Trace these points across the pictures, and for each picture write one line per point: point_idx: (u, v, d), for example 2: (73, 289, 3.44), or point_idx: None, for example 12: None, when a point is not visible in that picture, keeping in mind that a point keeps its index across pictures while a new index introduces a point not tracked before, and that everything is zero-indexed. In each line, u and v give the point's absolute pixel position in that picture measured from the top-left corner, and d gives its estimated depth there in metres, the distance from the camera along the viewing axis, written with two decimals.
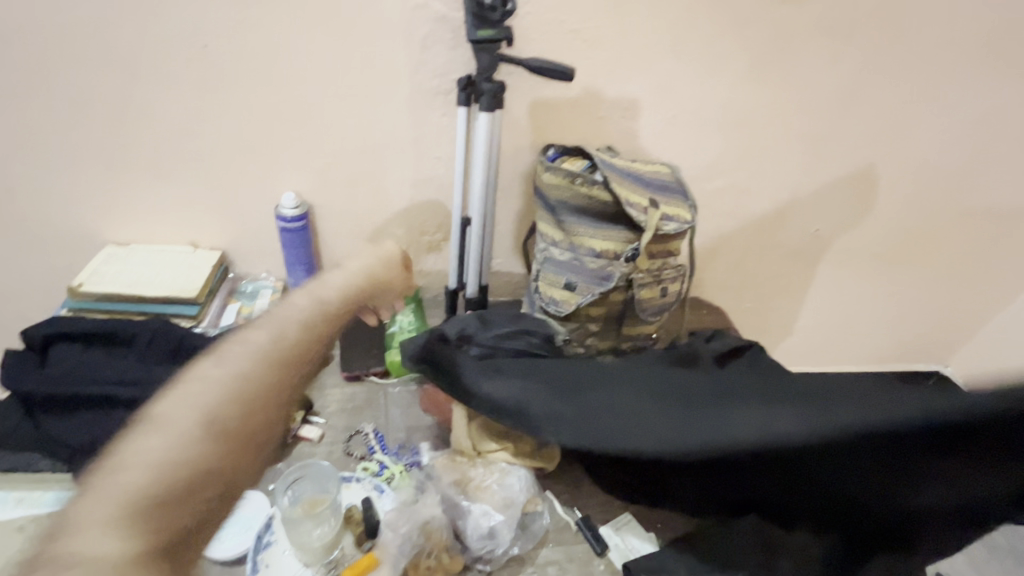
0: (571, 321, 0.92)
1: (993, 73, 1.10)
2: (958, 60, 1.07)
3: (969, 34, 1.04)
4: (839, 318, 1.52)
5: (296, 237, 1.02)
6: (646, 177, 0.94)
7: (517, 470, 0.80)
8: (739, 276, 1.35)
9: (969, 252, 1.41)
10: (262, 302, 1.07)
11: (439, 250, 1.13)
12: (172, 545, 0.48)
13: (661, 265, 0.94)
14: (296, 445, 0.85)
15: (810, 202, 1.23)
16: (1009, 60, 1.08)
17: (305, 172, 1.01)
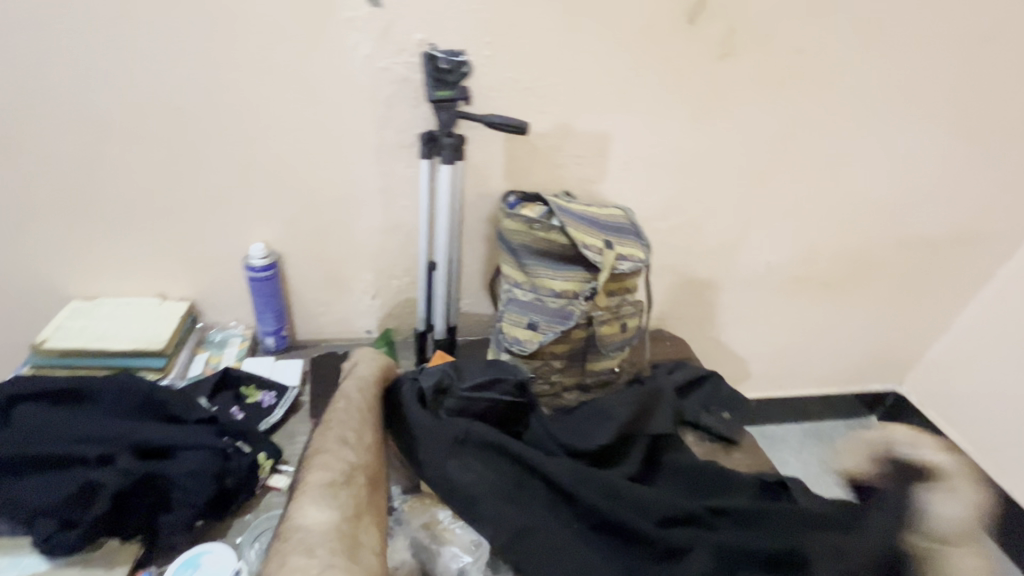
0: (536, 359, 0.97)
1: (910, 118, 1.22)
2: (878, 107, 1.18)
3: (885, 85, 1.16)
4: (796, 344, 1.59)
5: (266, 286, 1.04)
6: (601, 221, 1.01)
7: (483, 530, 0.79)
8: (700, 308, 1.42)
9: (908, 278, 1.51)
10: (231, 351, 1.08)
11: (408, 294, 1.16)
12: (358, 551, 0.66)
13: (620, 302, 1.00)
14: (265, 495, 0.85)
15: (758, 238, 1.32)
16: (921, 105, 1.20)
17: (275, 223, 1.04)
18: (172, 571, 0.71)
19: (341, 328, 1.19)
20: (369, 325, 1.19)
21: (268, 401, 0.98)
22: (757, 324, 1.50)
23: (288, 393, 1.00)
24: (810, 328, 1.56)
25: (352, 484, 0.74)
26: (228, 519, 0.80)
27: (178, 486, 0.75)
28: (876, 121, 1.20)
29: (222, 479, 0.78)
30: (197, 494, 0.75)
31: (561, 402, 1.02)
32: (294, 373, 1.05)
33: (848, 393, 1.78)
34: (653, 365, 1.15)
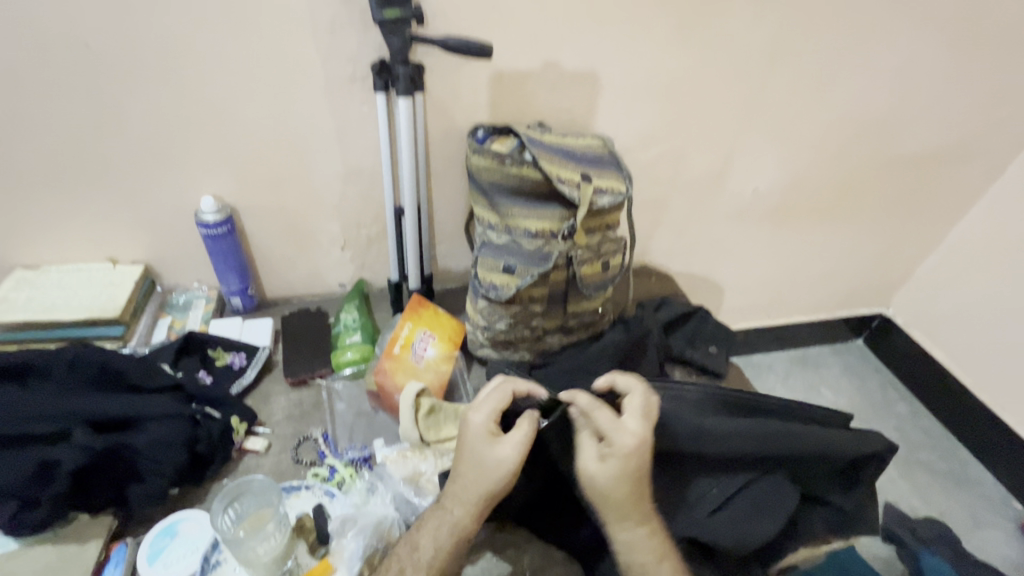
0: (514, 304, 0.92)
1: (909, 22, 1.12)
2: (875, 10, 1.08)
3: None
4: (783, 273, 1.56)
5: (222, 243, 0.97)
6: (578, 153, 0.93)
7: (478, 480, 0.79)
8: (686, 241, 1.37)
9: (899, 199, 1.46)
10: (196, 313, 1.02)
11: (378, 243, 1.10)
12: None
13: (600, 239, 0.95)
14: (242, 458, 0.83)
15: (746, 163, 1.25)
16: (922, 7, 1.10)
17: (224, 174, 0.96)
18: (150, 540, 0.70)
19: (312, 283, 1.13)
20: (341, 278, 1.14)
21: (239, 362, 0.94)
22: (745, 254, 1.46)
23: (259, 353, 0.96)
24: (798, 256, 1.53)
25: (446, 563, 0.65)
26: (205, 484, 0.78)
27: (144, 456, 0.72)
28: (873, 27, 1.11)
29: (192, 446, 0.75)
30: (166, 463, 0.72)
31: (543, 346, 0.99)
32: (264, 332, 1.01)
33: (834, 318, 1.78)
34: (637, 306, 1.12)
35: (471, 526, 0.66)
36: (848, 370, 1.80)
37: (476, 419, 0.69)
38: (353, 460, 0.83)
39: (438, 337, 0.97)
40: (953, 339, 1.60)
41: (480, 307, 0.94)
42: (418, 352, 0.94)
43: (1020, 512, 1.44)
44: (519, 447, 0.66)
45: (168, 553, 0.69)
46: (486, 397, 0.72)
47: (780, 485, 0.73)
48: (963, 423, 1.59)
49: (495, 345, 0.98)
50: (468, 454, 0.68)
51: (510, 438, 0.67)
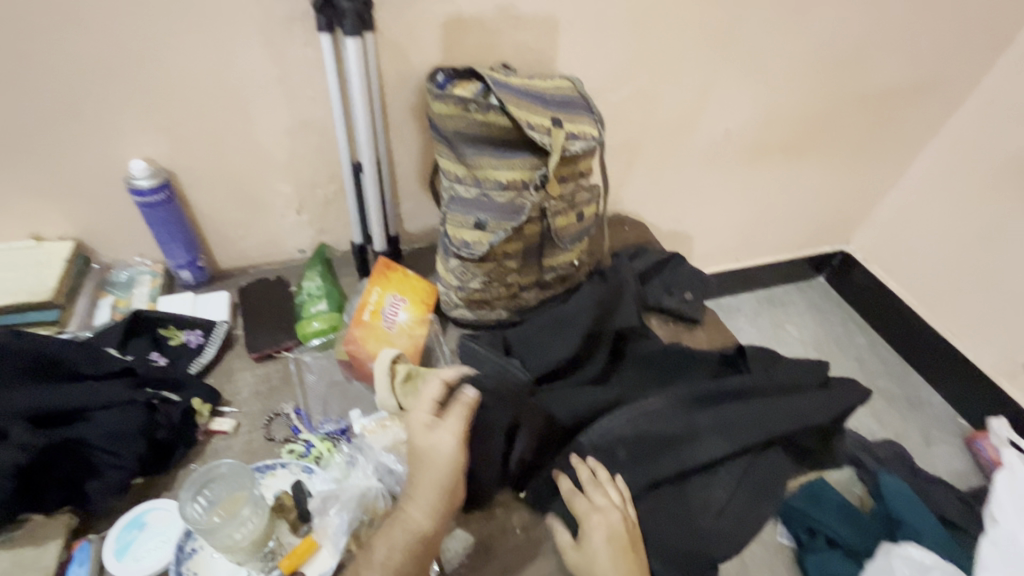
0: (488, 262, 0.88)
1: None
2: None
3: None
4: (753, 215, 1.56)
5: (162, 212, 0.88)
6: (546, 95, 0.87)
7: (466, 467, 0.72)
8: (658, 187, 1.34)
9: (865, 134, 1.46)
10: (141, 291, 0.94)
11: (338, 203, 1.02)
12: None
13: (574, 188, 0.90)
14: (209, 441, 0.78)
15: (718, 102, 1.21)
16: None
17: (154, 133, 0.85)
18: (115, 535, 0.65)
19: (268, 251, 1.05)
20: (301, 243, 1.06)
21: (196, 340, 0.87)
22: (715, 197, 1.45)
23: (217, 329, 0.89)
24: (767, 197, 1.53)
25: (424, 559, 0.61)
26: (171, 471, 0.74)
27: (98, 448, 0.66)
28: None
29: (151, 433, 0.70)
30: (124, 454, 0.67)
31: (519, 303, 0.96)
32: (220, 306, 0.94)
33: (800, 257, 1.81)
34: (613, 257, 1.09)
35: (430, 527, 0.61)
36: (813, 307, 1.85)
37: (415, 412, 0.67)
38: (329, 433, 0.79)
39: (409, 301, 0.92)
40: (910, 272, 1.66)
41: (452, 267, 0.90)
42: (389, 318, 0.89)
43: (966, 427, 1.55)
44: (458, 422, 0.66)
45: (137, 546, 0.65)
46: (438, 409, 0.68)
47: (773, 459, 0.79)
48: (917, 351, 1.68)
49: (469, 305, 0.94)
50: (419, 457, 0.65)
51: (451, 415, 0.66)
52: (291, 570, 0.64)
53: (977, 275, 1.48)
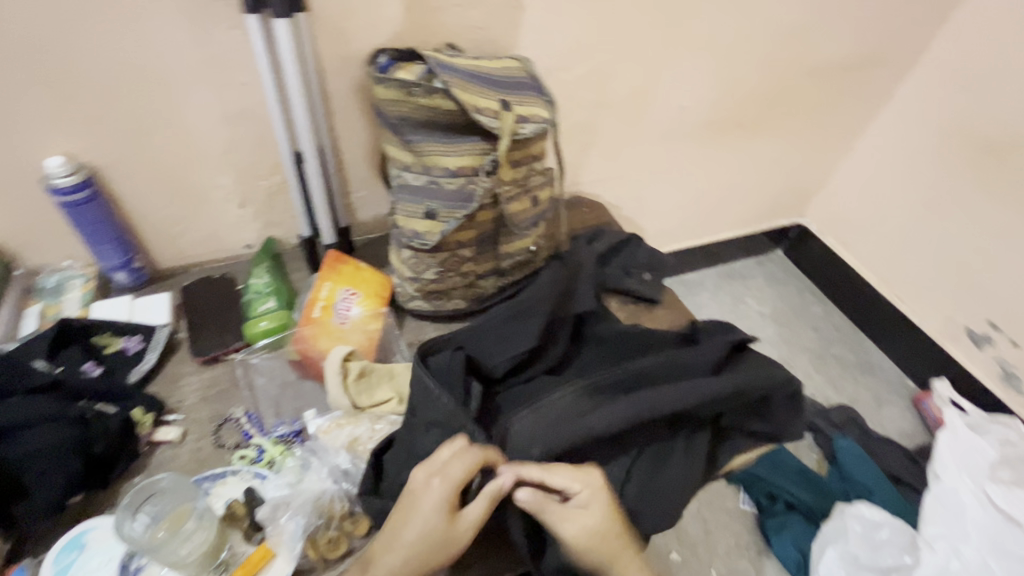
0: (441, 251, 0.85)
1: None
2: None
3: None
4: (712, 191, 1.58)
5: (86, 211, 0.82)
6: (495, 76, 0.84)
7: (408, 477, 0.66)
8: (617, 166, 1.33)
9: (817, 108, 1.48)
10: (73, 296, 0.88)
11: (283, 195, 0.98)
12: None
13: (527, 172, 0.88)
14: (154, 452, 0.75)
15: (673, 79, 1.20)
16: None
17: (71, 127, 0.78)
18: (53, 558, 0.62)
19: (212, 247, 1.00)
20: (246, 238, 1.01)
21: (134, 347, 0.83)
22: (674, 175, 1.46)
23: (158, 333, 0.85)
24: (725, 174, 1.54)
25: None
26: (113, 485, 0.71)
27: (27, 468, 0.63)
28: None
29: (86, 449, 0.67)
30: (57, 473, 0.63)
31: (477, 291, 0.95)
32: (160, 309, 0.89)
33: (758, 231, 1.85)
34: (572, 240, 1.07)
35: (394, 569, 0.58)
36: (771, 279, 1.90)
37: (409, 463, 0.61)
38: (282, 436, 0.77)
39: (363, 294, 0.88)
40: (861, 242, 1.71)
41: (404, 258, 0.87)
42: (342, 313, 0.86)
43: (914, 389, 1.63)
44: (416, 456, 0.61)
45: (78, 568, 0.62)
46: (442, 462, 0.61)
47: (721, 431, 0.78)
48: (869, 318, 1.75)
49: (425, 295, 0.92)
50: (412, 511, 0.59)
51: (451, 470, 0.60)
52: None
53: (923, 244, 1.54)
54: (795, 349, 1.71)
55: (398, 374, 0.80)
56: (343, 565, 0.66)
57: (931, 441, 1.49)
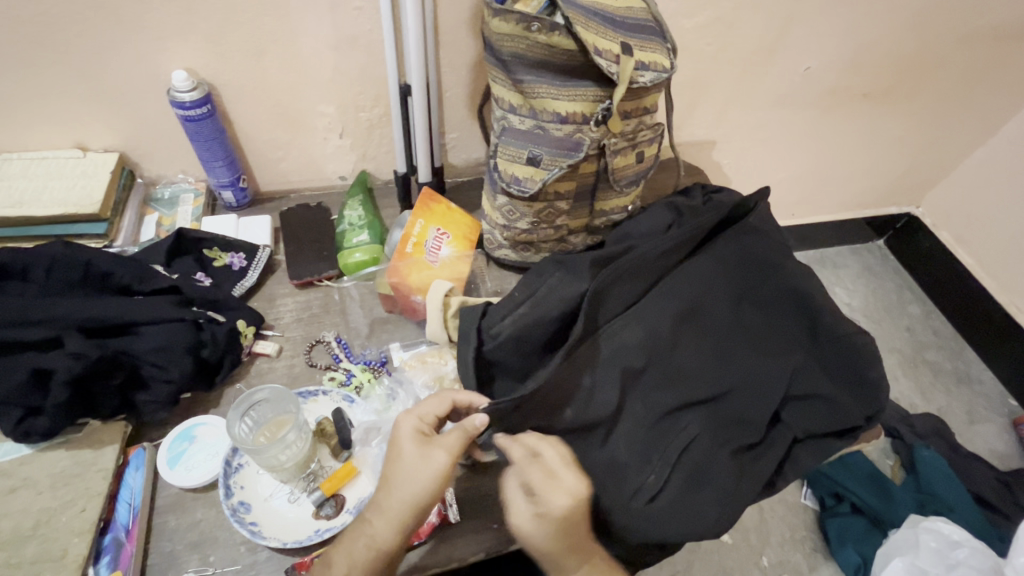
0: (538, 202, 0.83)
1: None
2: None
3: None
4: (820, 167, 1.44)
5: (204, 127, 0.84)
6: (617, 15, 0.77)
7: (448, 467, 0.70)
8: (722, 129, 1.24)
9: (965, 82, 1.29)
10: (185, 209, 0.93)
11: (381, 129, 0.97)
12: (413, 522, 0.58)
13: (636, 125, 0.83)
14: (253, 362, 0.79)
15: (803, 36, 1.08)
16: None
17: (195, 41, 0.80)
18: (167, 445, 0.68)
19: (310, 175, 1.02)
20: (342, 169, 1.03)
21: (239, 263, 0.86)
22: (782, 146, 1.34)
23: (260, 253, 0.88)
24: (837, 148, 1.40)
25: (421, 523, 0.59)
26: (218, 389, 0.76)
27: (148, 362, 0.68)
28: None
29: (198, 352, 0.71)
30: (173, 370, 0.68)
31: (566, 246, 0.92)
32: (262, 230, 0.92)
33: (861, 217, 1.69)
34: (696, 186, 0.96)
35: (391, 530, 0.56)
36: (866, 271, 1.74)
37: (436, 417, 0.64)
38: (369, 364, 0.80)
39: (452, 236, 0.89)
40: (983, 240, 1.53)
41: (498, 205, 0.85)
42: (432, 251, 0.87)
43: (1015, 408, 1.48)
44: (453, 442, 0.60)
45: (188, 457, 0.68)
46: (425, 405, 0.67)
47: (800, 446, 0.75)
48: (974, 325, 1.58)
49: (514, 245, 0.91)
50: (397, 479, 0.58)
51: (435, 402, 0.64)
52: (332, 492, 0.66)
53: None
54: (883, 348, 1.58)
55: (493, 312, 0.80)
56: None
57: None
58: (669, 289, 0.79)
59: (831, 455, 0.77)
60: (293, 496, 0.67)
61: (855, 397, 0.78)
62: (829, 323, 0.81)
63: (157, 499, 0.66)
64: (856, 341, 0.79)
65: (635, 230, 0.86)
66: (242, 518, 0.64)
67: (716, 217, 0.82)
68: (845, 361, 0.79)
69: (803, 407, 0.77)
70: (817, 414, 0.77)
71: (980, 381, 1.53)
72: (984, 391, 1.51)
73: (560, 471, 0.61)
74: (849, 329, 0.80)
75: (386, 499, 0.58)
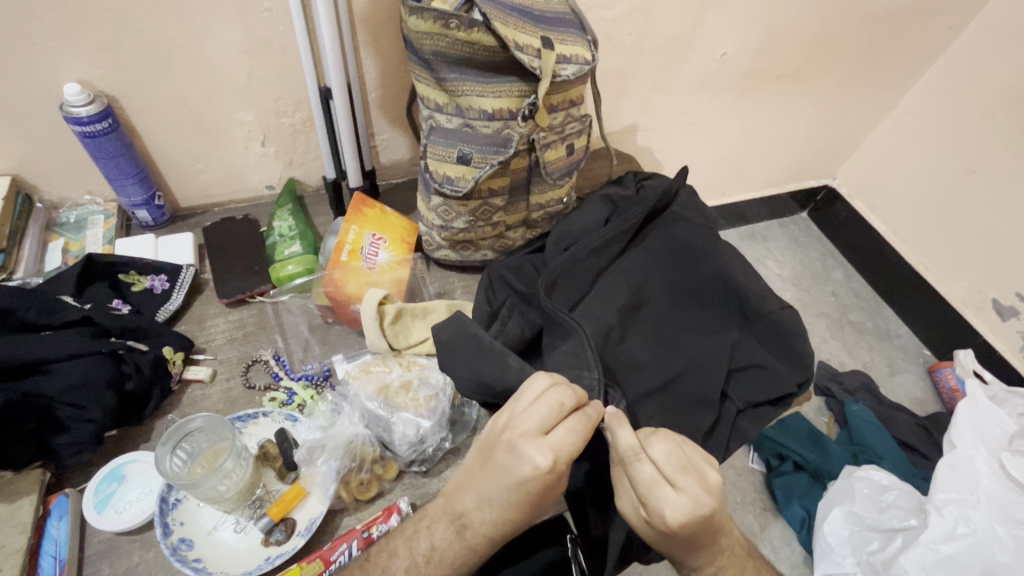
0: (473, 201, 0.82)
1: None
2: None
3: None
4: (744, 146, 1.52)
5: (106, 143, 0.78)
6: (535, 10, 0.77)
7: (431, 479, 0.72)
8: (649, 116, 1.28)
9: (866, 61, 1.39)
10: (94, 232, 0.86)
11: (306, 133, 0.93)
12: (522, 518, 0.54)
13: (564, 117, 0.84)
14: (184, 390, 0.75)
15: (717, 23, 1.13)
16: None
17: (87, 51, 0.73)
18: (93, 488, 0.63)
19: (233, 186, 0.97)
20: (268, 178, 0.98)
21: (160, 286, 0.81)
22: (707, 129, 1.40)
23: (183, 273, 0.83)
24: (758, 128, 1.47)
25: (529, 517, 0.55)
26: (147, 422, 0.71)
27: (64, 402, 0.63)
28: None
29: (120, 386, 0.66)
30: (93, 408, 0.64)
31: (505, 243, 0.93)
32: (183, 248, 0.87)
33: (785, 191, 1.79)
34: (628, 174, 0.99)
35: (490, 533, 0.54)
36: (793, 242, 1.85)
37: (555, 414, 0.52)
38: (311, 381, 0.78)
39: (389, 240, 0.87)
40: (892, 206, 1.66)
41: (433, 206, 0.84)
42: (369, 258, 0.85)
43: (929, 357, 1.61)
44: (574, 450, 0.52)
45: (119, 499, 0.64)
46: (529, 405, 0.53)
47: (748, 420, 0.79)
48: (890, 285, 1.71)
49: (453, 246, 0.90)
50: (509, 489, 0.52)
51: (562, 423, 0.52)
52: (281, 517, 0.64)
53: (954, 212, 1.49)
54: (813, 313, 1.68)
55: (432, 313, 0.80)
56: (375, 505, 0.69)
57: (942, 410, 1.48)
58: (614, 289, 0.81)
59: (771, 420, 0.81)
60: (239, 526, 0.64)
61: (788, 363, 0.81)
62: (756, 298, 0.83)
63: (87, 548, 0.62)
64: (782, 316, 0.82)
65: (574, 228, 0.87)
66: (184, 555, 0.61)
67: (649, 206, 0.86)
68: (778, 334, 0.82)
69: (746, 378, 0.81)
70: (762, 384, 0.80)
71: (899, 335, 1.66)
72: (902, 343, 1.64)
73: (669, 477, 0.53)
74: (772, 307, 0.83)
75: (489, 503, 0.54)
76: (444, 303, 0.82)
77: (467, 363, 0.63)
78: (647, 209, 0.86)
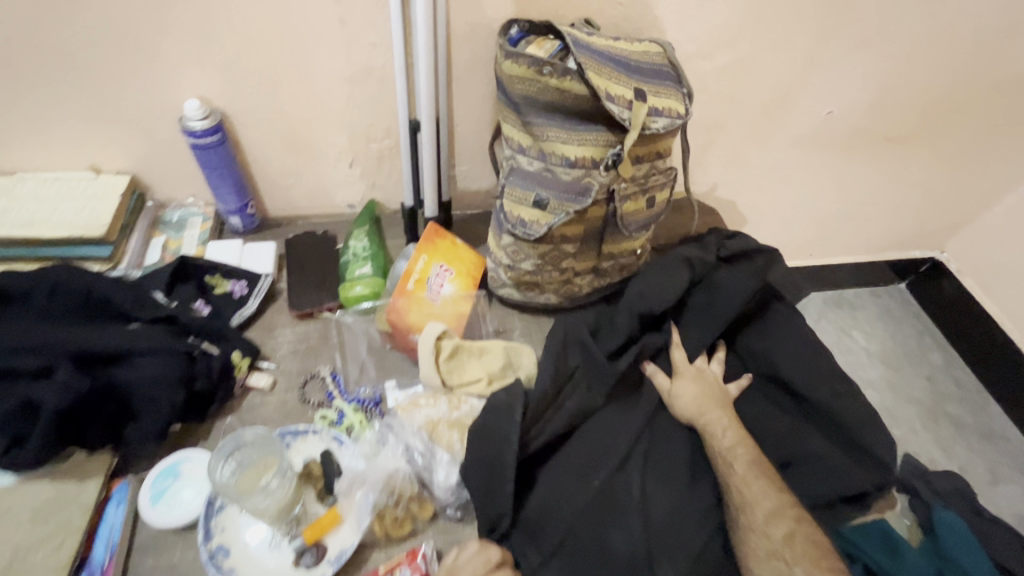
0: (543, 244, 0.81)
1: None
2: None
3: None
4: (840, 210, 1.41)
5: (214, 155, 0.84)
6: (631, 61, 0.76)
7: (463, 526, 0.70)
8: (739, 170, 1.22)
9: (993, 130, 1.26)
10: (192, 233, 0.93)
11: (392, 159, 0.97)
12: None
13: (649, 169, 0.81)
14: (246, 395, 0.78)
15: (824, 81, 1.06)
16: None
17: (211, 70, 0.80)
18: (151, 481, 0.67)
19: (319, 201, 1.02)
20: (350, 198, 1.02)
21: (240, 291, 0.85)
22: (800, 188, 1.31)
23: (261, 281, 0.87)
24: (857, 192, 1.36)
25: None
26: (208, 422, 0.75)
27: (139, 394, 0.67)
28: None
29: (189, 386, 0.70)
30: (162, 403, 0.67)
31: (572, 289, 0.90)
32: (266, 257, 0.91)
33: (882, 260, 1.64)
34: (710, 233, 0.96)
35: None
36: (885, 315, 1.68)
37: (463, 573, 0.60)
38: (362, 404, 0.78)
39: (456, 272, 0.88)
40: (1010, 290, 1.47)
41: (504, 244, 0.83)
42: (433, 288, 0.86)
43: None
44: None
45: (170, 495, 0.66)
46: (466, 556, 0.63)
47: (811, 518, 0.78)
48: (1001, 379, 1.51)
49: (518, 286, 0.89)
50: None
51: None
52: (313, 540, 0.64)
53: None
54: (902, 398, 1.51)
55: (488, 353, 0.79)
56: (404, 545, 0.68)
57: None
58: (677, 373, 0.83)
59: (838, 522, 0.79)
60: (273, 541, 0.65)
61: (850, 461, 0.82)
62: (810, 391, 0.86)
63: (137, 537, 0.65)
64: (839, 410, 0.85)
65: (651, 292, 0.84)
66: (220, 563, 0.62)
67: (738, 302, 0.86)
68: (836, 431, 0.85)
69: (808, 473, 0.81)
70: (824, 483, 0.80)
71: (1006, 438, 1.45)
72: (1010, 448, 1.43)
73: None
74: (830, 403, 0.85)
75: None
76: (502, 343, 0.80)
77: (495, 430, 0.68)
78: (716, 291, 0.88)
